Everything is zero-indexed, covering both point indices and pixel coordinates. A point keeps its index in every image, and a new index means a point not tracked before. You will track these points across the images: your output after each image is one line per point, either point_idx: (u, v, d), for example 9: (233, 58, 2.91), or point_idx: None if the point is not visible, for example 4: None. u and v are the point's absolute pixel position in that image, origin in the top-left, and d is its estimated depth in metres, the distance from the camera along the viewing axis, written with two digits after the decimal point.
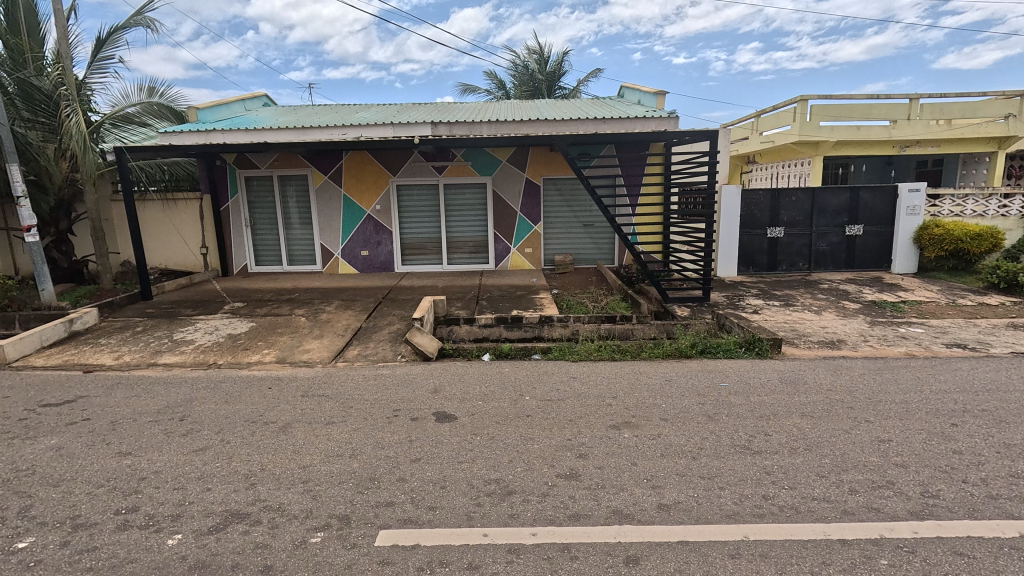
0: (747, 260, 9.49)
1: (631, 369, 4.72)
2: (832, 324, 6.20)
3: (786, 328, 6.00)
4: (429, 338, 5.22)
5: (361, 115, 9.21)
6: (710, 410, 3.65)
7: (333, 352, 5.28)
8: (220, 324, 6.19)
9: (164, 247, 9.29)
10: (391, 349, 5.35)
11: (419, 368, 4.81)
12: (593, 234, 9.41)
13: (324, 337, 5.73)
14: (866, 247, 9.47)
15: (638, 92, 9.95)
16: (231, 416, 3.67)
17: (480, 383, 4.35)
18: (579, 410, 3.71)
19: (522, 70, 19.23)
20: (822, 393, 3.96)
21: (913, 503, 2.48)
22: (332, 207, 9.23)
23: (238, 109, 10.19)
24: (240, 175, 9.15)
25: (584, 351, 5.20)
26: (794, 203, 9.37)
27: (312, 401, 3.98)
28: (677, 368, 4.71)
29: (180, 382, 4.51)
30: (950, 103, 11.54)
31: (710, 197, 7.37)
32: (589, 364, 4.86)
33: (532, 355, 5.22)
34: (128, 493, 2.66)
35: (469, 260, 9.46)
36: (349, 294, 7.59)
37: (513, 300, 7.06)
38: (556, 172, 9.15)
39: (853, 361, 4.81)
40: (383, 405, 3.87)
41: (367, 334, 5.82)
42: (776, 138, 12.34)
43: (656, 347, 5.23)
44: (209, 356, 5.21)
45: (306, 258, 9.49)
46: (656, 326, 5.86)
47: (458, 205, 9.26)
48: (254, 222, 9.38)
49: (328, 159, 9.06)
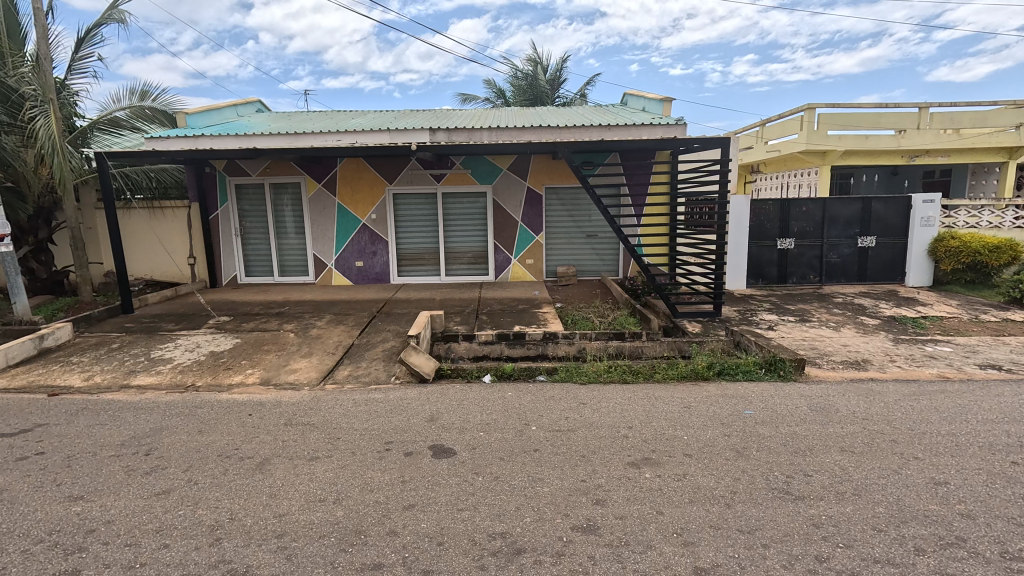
0: (756, 272, 9.16)
1: (645, 393, 4.34)
2: (854, 342, 5.83)
3: (805, 346, 5.64)
4: (425, 358, 4.83)
5: (357, 121, 8.89)
6: (739, 444, 3.27)
7: (323, 373, 4.89)
8: (203, 341, 5.80)
9: (149, 257, 8.89)
10: (385, 370, 4.96)
11: (415, 392, 4.42)
12: (597, 245, 9.07)
13: (313, 356, 5.35)
14: (879, 259, 9.15)
15: (644, 99, 9.66)
16: (203, 450, 3.28)
17: (481, 410, 3.96)
18: (592, 443, 3.33)
19: (522, 78, 19.05)
20: (858, 424, 3.59)
21: (995, 568, 2.10)
22: (325, 217, 8.88)
23: (231, 115, 9.86)
24: (230, 183, 8.80)
25: (594, 372, 4.83)
26: (805, 214, 9.06)
27: (295, 432, 3.58)
28: (696, 392, 4.35)
29: (153, 407, 4.11)
30: (960, 112, 11.31)
31: (721, 207, 7.04)
32: (600, 388, 4.49)
33: (536, 376, 4.85)
34: (70, 552, 2.27)
35: (468, 272, 9.10)
36: (341, 307, 7.22)
37: (515, 314, 6.71)
38: (559, 180, 8.83)
39: (885, 385, 4.44)
40: (374, 436, 3.48)
41: (360, 352, 5.44)
42: (783, 147, 12.09)
43: (671, 368, 4.86)
44: (187, 377, 4.81)
45: (298, 269, 9.11)
46: (666, 344, 5.52)
47: (457, 215, 8.93)
48: (245, 231, 9.01)
49: (322, 167, 8.74)
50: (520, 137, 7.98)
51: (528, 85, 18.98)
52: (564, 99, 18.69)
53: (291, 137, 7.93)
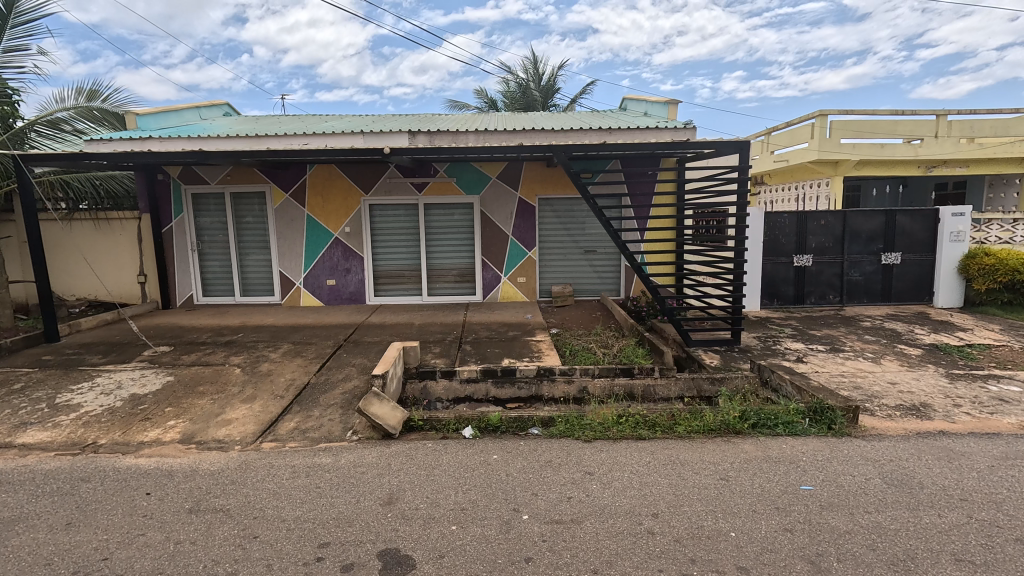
0: (771, 291, 8.32)
1: (666, 456, 3.40)
2: (902, 379, 4.94)
3: (847, 385, 4.75)
4: (390, 408, 3.87)
5: (330, 124, 7.99)
6: (810, 550, 2.35)
7: (262, 426, 3.91)
8: (127, 380, 4.80)
9: (93, 276, 7.90)
10: (341, 421, 3.99)
11: (375, 454, 3.48)
12: (595, 262, 8.18)
13: (256, 401, 4.36)
14: (904, 278, 8.33)
15: (646, 103, 8.83)
16: (55, 566, 2.30)
17: (455, 485, 3.02)
18: (606, 548, 2.39)
19: (514, 87, 18.39)
20: (960, 510, 2.68)
21: None
22: (293, 230, 7.96)
23: (192, 117, 8.94)
24: (185, 192, 7.86)
25: (600, 424, 3.90)
26: (823, 228, 8.26)
27: (196, 527, 2.60)
28: (731, 454, 3.42)
29: (24, 481, 3.12)
30: (981, 120, 10.62)
31: (739, 220, 6.17)
32: (608, 447, 3.57)
33: (529, 429, 3.93)
34: None
35: (453, 291, 8.18)
36: (304, 334, 6.25)
37: (504, 344, 5.77)
38: (554, 190, 7.96)
39: (965, 444, 3.53)
40: (304, 535, 2.53)
41: (314, 395, 4.48)
42: (792, 156, 11.35)
43: (695, 418, 3.95)
44: (90, 432, 3.81)
45: (262, 288, 8.15)
46: (683, 383, 4.66)
47: (441, 229, 8.03)
48: (203, 247, 8.06)
49: (290, 174, 7.83)
50: (511, 141, 7.10)
51: (521, 95, 18.35)
52: (559, 108, 17.94)
53: (251, 139, 7.00)
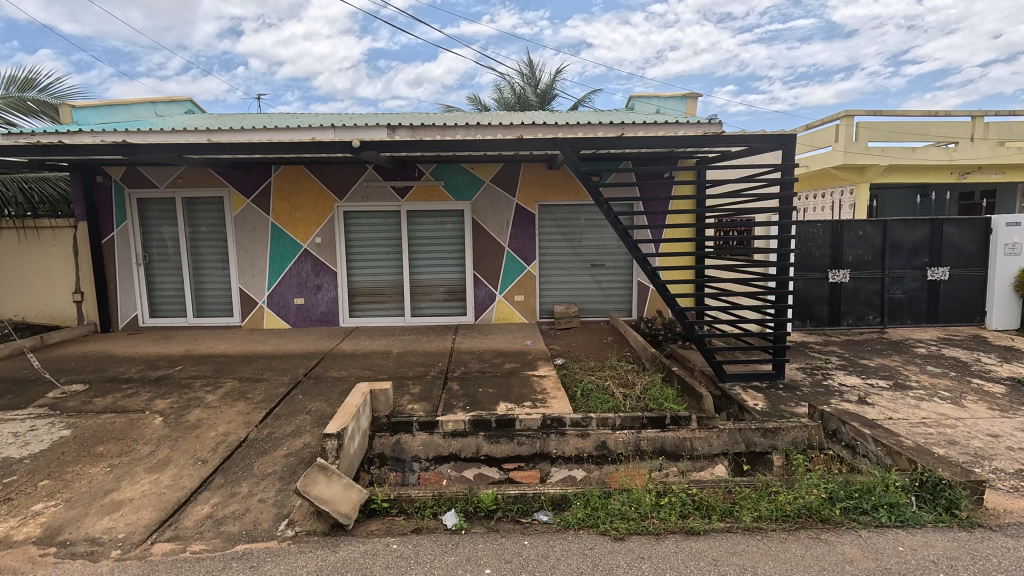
0: (803, 312, 7.33)
1: (739, 570, 2.33)
2: (1006, 431, 3.89)
3: (939, 440, 3.70)
4: (343, 487, 2.77)
5: (298, 120, 6.94)
6: None
7: (163, 513, 2.80)
8: (8, 436, 3.68)
9: (21, 293, 6.80)
10: (276, 505, 2.88)
11: (314, 565, 2.39)
12: (602, 277, 7.15)
13: (167, 469, 3.25)
14: (952, 295, 7.36)
15: (657, 99, 7.84)
16: None
17: None
18: None
19: (509, 91, 17.40)
20: None
21: None
22: (255, 241, 6.88)
23: (145, 113, 7.85)
24: (129, 198, 6.80)
25: (632, 509, 2.82)
26: (861, 239, 7.28)
27: None
28: (830, 567, 2.34)
29: None
30: (1020, 122, 9.72)
31: (782, 230, 5.14)
32: (650, 552, 2.48)
33: (535, 514, 2.85)
34: None
35: (440, 311, 7.12)
36: (257, 367, 5.15)
37: (499, 380, 4.70)
38: (556, 196, 6.94)
39: None
40: None
41: (249, 459, 3.38)
42: (812, 162, 10.44)
43: (762, 499, 2.88)
44: None
45: (219, 307, 7.04)
46: (729, 436, 3.63)
47: (426, 239, 6.98)
48: (150, 260, 6.97)
49: (252, 177, 6.78)
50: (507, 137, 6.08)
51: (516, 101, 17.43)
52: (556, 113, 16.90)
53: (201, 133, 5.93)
